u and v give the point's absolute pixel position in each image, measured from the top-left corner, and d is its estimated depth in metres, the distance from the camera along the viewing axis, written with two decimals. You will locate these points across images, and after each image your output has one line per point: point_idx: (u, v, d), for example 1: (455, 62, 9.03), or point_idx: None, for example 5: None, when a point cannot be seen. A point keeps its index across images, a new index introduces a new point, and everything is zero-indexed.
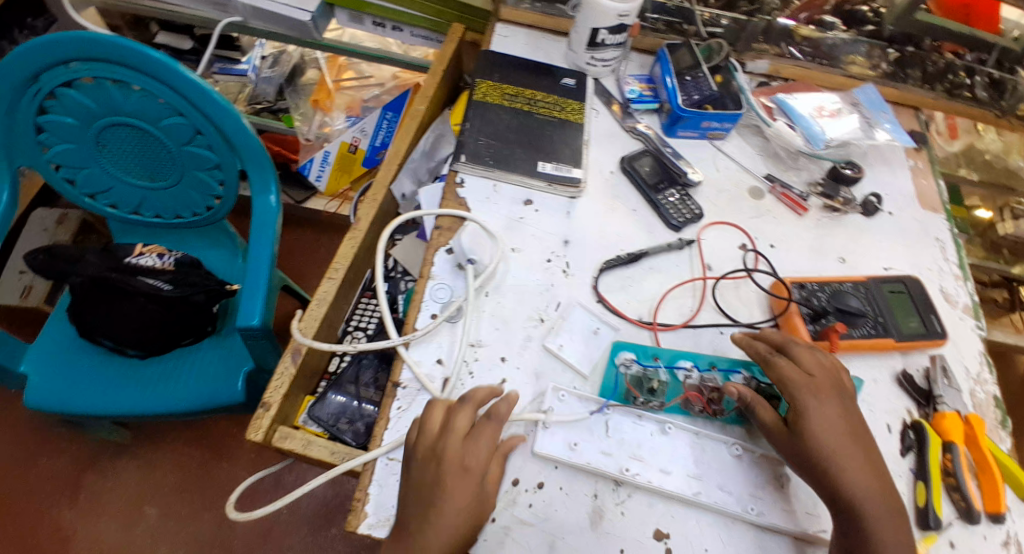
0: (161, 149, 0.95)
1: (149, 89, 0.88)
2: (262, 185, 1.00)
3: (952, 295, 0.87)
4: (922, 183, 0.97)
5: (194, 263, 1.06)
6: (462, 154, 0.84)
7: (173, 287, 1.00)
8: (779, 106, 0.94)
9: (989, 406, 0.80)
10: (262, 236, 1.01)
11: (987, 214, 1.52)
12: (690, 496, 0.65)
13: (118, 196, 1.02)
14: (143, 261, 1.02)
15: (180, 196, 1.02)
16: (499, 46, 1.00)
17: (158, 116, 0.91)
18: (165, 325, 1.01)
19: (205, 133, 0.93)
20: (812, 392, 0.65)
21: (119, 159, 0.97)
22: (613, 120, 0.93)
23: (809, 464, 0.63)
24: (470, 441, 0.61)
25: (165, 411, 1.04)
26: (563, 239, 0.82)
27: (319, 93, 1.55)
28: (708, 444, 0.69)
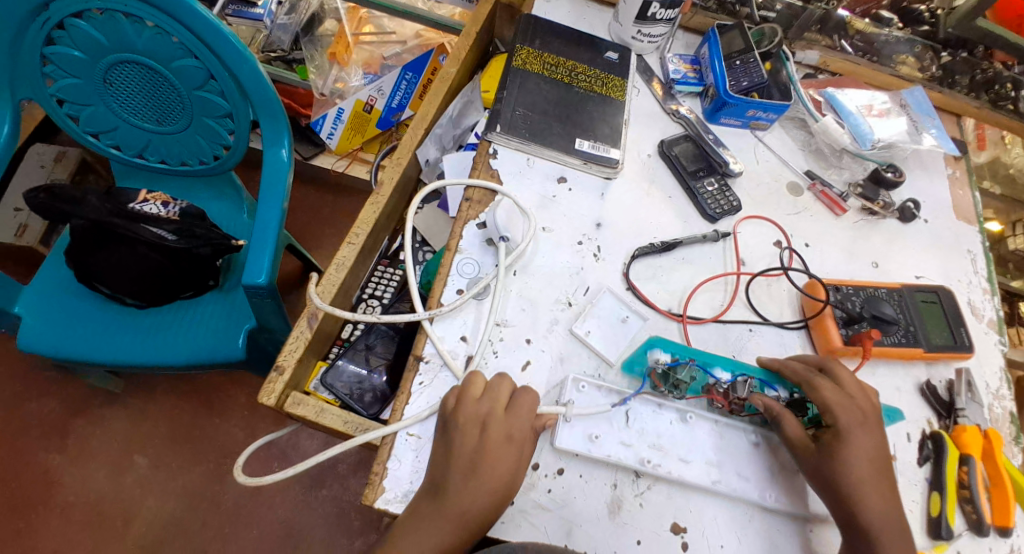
0: (171, 91, 0.90)
1: (163, 27, 0.83)
2: (275, 136, 0.96)
3: (978, 308, 0.85)
4: (958, 193, 0.94)
5: (201, 215, 1.01)
6: (497, 124, 0.81)
7: (178, 237, 0.96)
8: (828, 100, 0.91)
9: (1005, 421, 0.78)
10: (273, 192, 0.96)
11: (998, 227, 1.49)
12: (708, 485, 0.64)
13: (123, 138, 0.97)
14: (146, 209, 0.96)
15: (187, 142, 0.97)
16: (541, 11, 0.95)
17: (170, 56, 0.86)
18: (169, 276, 0.98)
19: (219, 78, 0.88)
20: (858, 421, 0.62)
21: (126, 99, 0.92)
22: (654, 100, 0.90)
23: (831, 486, 0.61)
24: (498, 424, 0.58)
25: (166, 363, 1.01)
26: (595, 220, 0.79)
27: (336, 45, 1.48)
28: (727, 433, 0.67)
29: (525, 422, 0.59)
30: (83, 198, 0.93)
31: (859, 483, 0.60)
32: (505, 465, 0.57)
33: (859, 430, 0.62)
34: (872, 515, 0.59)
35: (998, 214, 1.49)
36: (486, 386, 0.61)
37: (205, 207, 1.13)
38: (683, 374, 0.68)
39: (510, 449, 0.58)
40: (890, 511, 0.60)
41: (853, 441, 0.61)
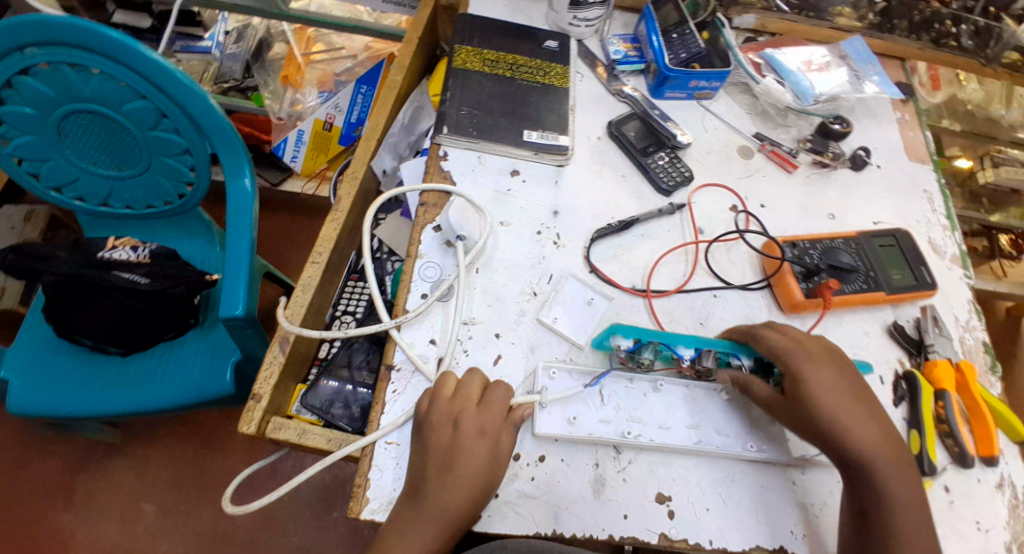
0: (126, 135, 0.90)
1: (109, 73, 0.83)
2: (235, 168, 0.96)
3: (940, 245, 0.87)
4: (909, 135, 0.96)
5: (172, 254, 1.02)
6: (444, 126, 0.81)
7: (151, 280, 0.96)
8: (768, 61, 0.92)
9: (978, 352, 0.80)
10: (240, 223, 0.97)
11: (967, 163, 1.60)
12: (691, 446, 0.65)
13: (86, 189, 0.97)
14: (116, 256, 0.97)
15: (149, 184, 0.97)
16: (477, 9, 0.95)
17: (119, 100, 0.86)
18: (148, 319, 0.99)
19: (171, 116, 0.88)
20: (808, 359, 0.63)
21: (83, 148, 0.92)
22: (598, 84, 0.91)
23: (810, 428, 0.62)
24: (468, 419, 0.60)
25: (153, 408, 1.01)
26: (552, 209, 0.80)
27: (288, 68, 1.49)
28: (701, 394, 0.69)
29: (496, 414, 0.61)
30: (52, 254, 0.93)
31: (832, 419, 0.61)
32: (479, 458, 0.59)
33: (816, 366, 0.63)
34: (853, 441, 0.60)
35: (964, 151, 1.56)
36: (456, 384, 0.62)
37: (176, 248, 1.13)
38: (647, 353, 0.68)
39: (484, 443, 0.59)
40: (877, 439, 0.60)
41: (811, 380, 0.62)
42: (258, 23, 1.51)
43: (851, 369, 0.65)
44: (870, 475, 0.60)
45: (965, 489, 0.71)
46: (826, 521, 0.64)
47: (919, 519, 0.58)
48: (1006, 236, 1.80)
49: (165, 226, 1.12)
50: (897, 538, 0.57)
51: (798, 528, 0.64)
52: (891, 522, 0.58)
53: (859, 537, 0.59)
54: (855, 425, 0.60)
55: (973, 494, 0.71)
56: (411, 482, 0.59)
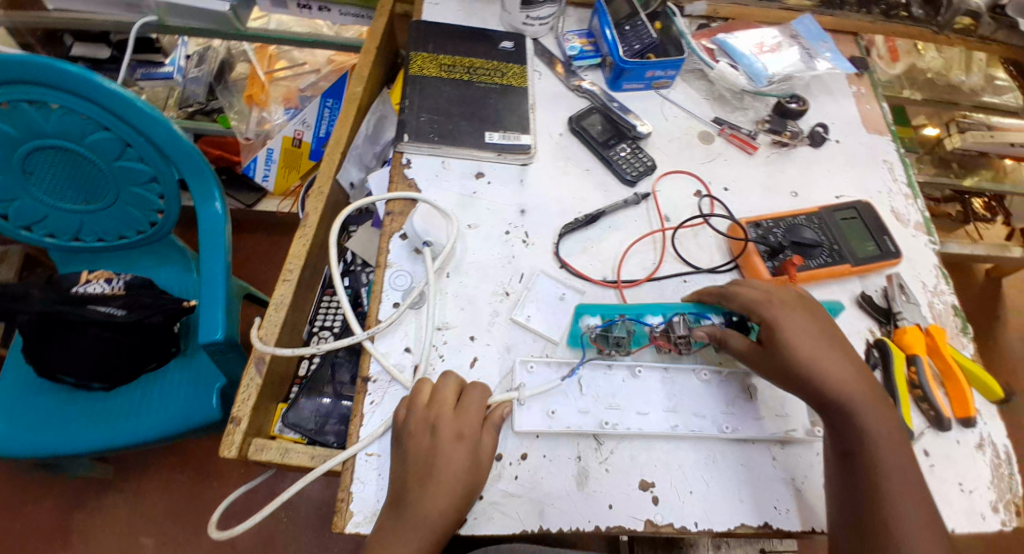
0: (92, 168, 0.90)
1: (69, 107, 0.83)
2: (204, 194, 0.96)
3: (903, 214, 0.88)
4: (866, 108, 0.97)
5: (147, 282, 1.03)
6: (405, 133, 0.81)
7: (127, 312, 0.95)
8: (720, 46, 0.93)
9: (949, 315, 0.81)
10: (212, 246, 0.97)
11: (934, 131, 1.65)
12: (669, 431, 0.66)
13: (55, 225, 0.96)
14: (91, 289, 0.98)
15: (119, 216, 0.96)
16: (430, 15, 0.95)
17: (81, 133, 0.86)
18: (127, 352, 0.98)
19: (135, 145, 0.88)
20: (780, 306, 0.65)
21: (49, 185, 0.91)
22: (556, 80, 0.92)
23: (788, 376, 0.63)
24: (446, 422, 0.60)
25: (138, 441, 1.00)
26: (519, 208, 0.80)
27: (251, 87, 1.48)
28: (679, 377, 0.69)
29: (473, 418, 0.62)
30: (26, 292, 0.91)
31: (810, 363, 0.62)
32: (459, 462, 0.59)
33: (788, 312, 0.65)
34: (830, 378, 0.62)
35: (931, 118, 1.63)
36: (429, 390, 0.63)
37: (152, 277, 1.12)
38: (620, 330, 0.69)
39: (462, 447, 0.60)
40: (857, 383, 0.62)
41: (787, 325, 0.64)
42: (219, 46, 1.51)
43: (822, 314, 0.66)
44: (848, 413, 0.61)
45: (945, 451, 0.73)
46: (810, 494, 0.65)
47: (900, 452, 0.60)
48: (978, 199, 1.84)
49: (141, 256, 1.11)
50: (880, 472, 0.59)
51: (781, 502, 0.65)
52: (874, 460, 0.60)
53: (845, 475, 0.61)
54: (830, 368, 0.62)
55: (953, 456, 0.73)
56: (393, 491, 0.59)
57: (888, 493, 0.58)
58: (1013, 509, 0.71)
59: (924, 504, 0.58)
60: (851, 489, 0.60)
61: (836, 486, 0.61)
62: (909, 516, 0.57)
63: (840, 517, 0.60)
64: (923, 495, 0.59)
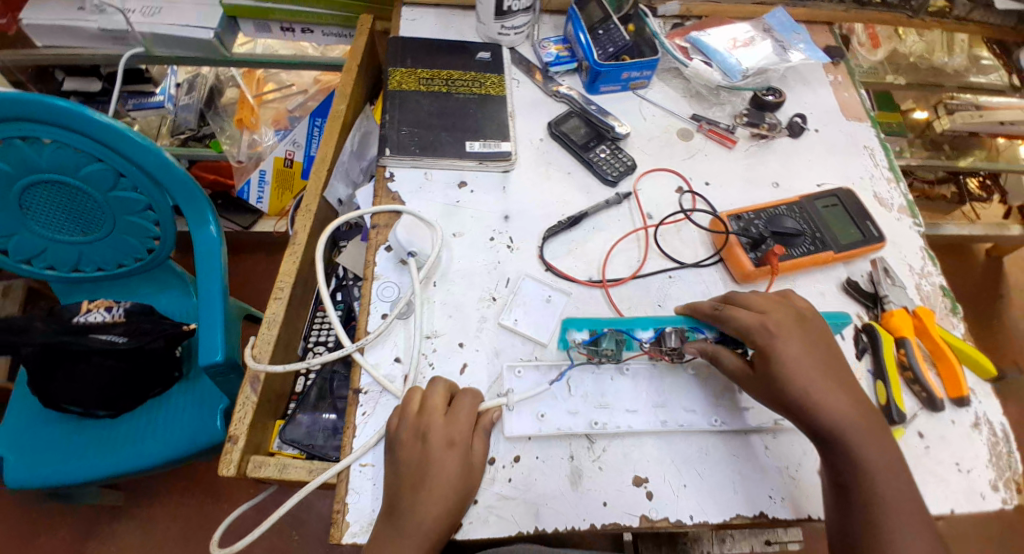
0: (88, 199, 0.91)
1: (63, 140, 0.84)
2: (198, 218, 0.97)
3: (886, 198, 0.89)
4: (844, 96, 0.98)
5: (146, 308, 1.02)
6: (387, 147, 0.82)
7: (128, 338, 0.97)
8: (694, 44, 0.94)
9: (937, 296, 0.81)
10: (209, 269, 0.98)
11: (924, 115, 1.65)
12: (659, 427, 0.66)
13: (55, 257, 0.98)
14: (91, 318, 0.97)
15: (116, 244, 0.98)
16: (408, 30, 0.97)
17: (75, 166, 0.88)
18: (129, 379, 0.99)
19: (129, 174, 0.89)
20: (774, 331, 0.63)
21: (47, 218, 0.92)
22: (535, 88, 0.93)
23: (780, 402, 0.61)
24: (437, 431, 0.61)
25: (144, 466, 1.01)
26: (503, 214, 0.81)
27: (241, 111, 1.51)
28: (667, 371, 0.70)
29: (464, 425, 0.63)
30: (29, 325, 0.91)
31: (803, 390, 0.60)
32: (452, 470, 0.60)
33: (785, 336, 0.63)
34: (823, 406, 0.60)
35: (919, 102, 1.63)
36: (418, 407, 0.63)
37: (153, 303, 1.13)
38: (608, 343, 0.68)
39: (453, 455, 0.61)
40: (851, 410, 0.60)
41: (781, 350, 0.62)
42: (207, 72, 1.53)
43: (817, 334, 0.64)
44: (844, 443, 0.59)
45: (940, 433, 0.73)
46: (804, 481, 0.66)
47: (899, 485, 0.58)
48: (974, 179, 1.84)
49: (141, 282, 1.13)
50: (875, 502, 0.57)
51: (777, 492, 0.65)
52: (869, 490, 0.58)
53: (841, 508, 0.59)
54: (824, 396, 0.60)
55: (949, 437, 0.73)
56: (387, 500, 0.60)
57: (889, 529, 0.56)
58: (1014, 487, 0.71)
59: (922, 531, 0.57)
60: (849, 527, 0.58)
61: (837, 526, 0.60)
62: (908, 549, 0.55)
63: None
64: (926, 527, 0.57)
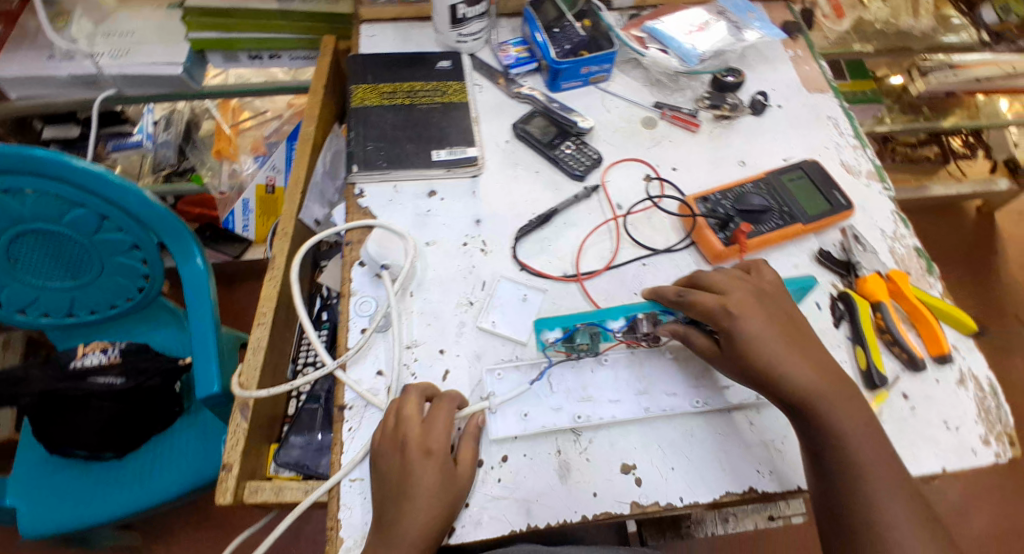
0: (75, 244, 0.92)
1: (43, 189, 0.85)
2: (184, 252, 0.97)
3: (853, 165, 0.89)
4: (805, 69, 0.99)
5: (141, 346, 1.04)
6: (354, 164, 0.83)
7: (126, 378, 0.99)
8: (650, 34, 0.95)
9: (912, 258, 0.82)
10: (200, 302, 0.99)
11: (899, 80, 1.65)
12: (641, 415, 0.67)
13: (48, 305, 0.99)
14: (89, 361, 0.99)
15: (108, 286, 0.99)
16: (367, 47, 0.98)
17: (59, 213, 0.89)
18: (129, 420, 0.99)
19: (112, 216, 0.90)
20: (739, 307, 0.64)
21: (37, 267, 0.94)
22: (498, 91, 0.94)
23: (750, 377, 0.63)
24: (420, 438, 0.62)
25: (154, 502, 1.01)
26: (474, 219, 0.82)
27: (219, 142, 1.52)
28: (645, 358, 0.71)
29: (441, 433, 0.62)
30: (24, 375, 0.93)
31: (771, 363, 0.61)
32: (433, 478, 0.61)
33: (747, 316, 0.63)
34: (791, 378, 0.61)
35: (892, 68, 1.63)
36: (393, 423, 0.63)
37: (148, 340, 1.14)
38: (583, 338, 0.69)
39: (433, 463, 0.61)
40: (818, 379, 0.61)
41: (745, 329, 0.62)
42: (183, 107, 1.54)
43: (777, 306, 0.66)
44: (815, 413, 0.60)
45: (926, 393, 0.73)
46: (790, 453, 0.66)
47: (877, 454, 0.59)
48: (957, 138, 1.84)
49: (134, 322, 1.13)
50: (851, 467, 0.58)
51: (764, 465, 0.66)
52: (845, 456, 0.59)
53: (821, 476, 0.60)
54: (793, 368, 0.61)
55: (936, 396, 0.73)
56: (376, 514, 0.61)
57: (875, 498, 0.57)
58: (1006, 440, 0.71)
59: (904, 493, 0.57)
60: (835, 499, 0.59)
61: (822, 500, 0.60)
62: (896, 516, 0.56)
63: (827, 524, 0.59)
64: (909, 491, 0.58)
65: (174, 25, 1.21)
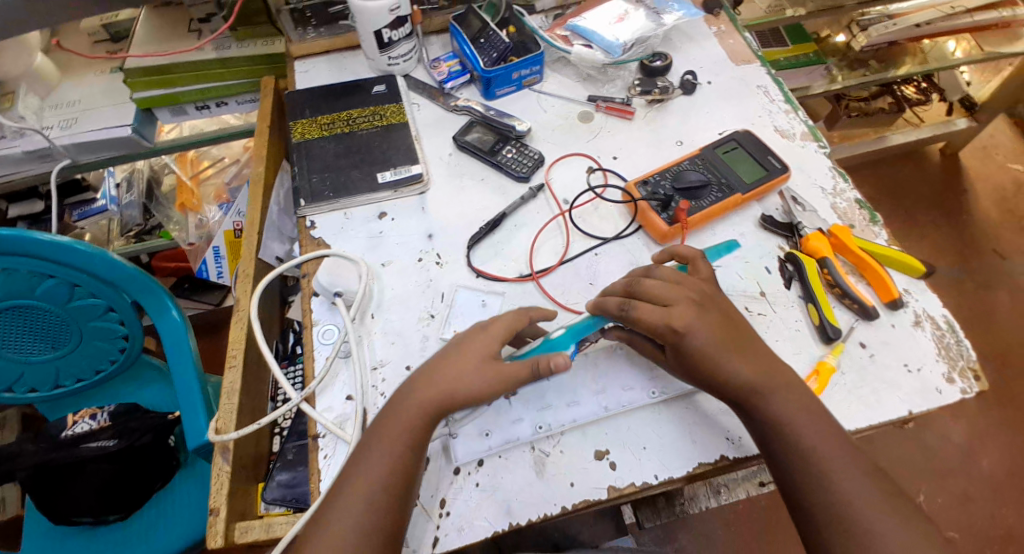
0: (50, 316, 0.93)
1: (11, 266, 0.85)
2: (158, 306, 0.97)
3: (788, 129, 0.91)
4: (730, 42, 1.02)
5: (130, 407, 1.03)
6: (301, 199, 0.85)
7: (118, 439, 1.00)
8: (573, 31, 0.97)
9: (855, 210, 0.84)
10: (180, 354, 0.99)
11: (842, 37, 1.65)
12: (600, 414, 0.69)
13: (34, 379, 0.99)
14: (79, 428, 1.00)
15: (89, 351, 0.99)
16: (304, 82, 1.00)
17: (30, 286, 0.89)
18: (128, 480, 0.98)
19: (82, 283, 0.90)
20: (680, 300, 0.66)
21: (15, 344, 0.93)
22: (435, 107, 0.96)
23: (697, 371, 0.65)
24: (399, 467, 0.62)
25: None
26: (427, 234, 0.84)
27: (182, 196, 1.53)
28: (596, 358, 0.73)
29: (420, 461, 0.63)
30: (18, 450, 0.96)
31: (713, 359, 0.64)
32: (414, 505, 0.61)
33: (690, 324, 0.65)
34: (734, 371, 0.63)
35: (833, 26, 1.65)
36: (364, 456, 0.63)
37: (137, 399, 1.12)
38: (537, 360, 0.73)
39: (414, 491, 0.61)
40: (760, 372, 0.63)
41: (686, 337, 0.65)
42: (142, 166, 1.55)
43: (715, 308, 0.67)
44: (759, 403, 0.63)
45: (884, 339, 0.75)
46: None
47: (826, 441, 0.61)
48: (910, 86, 1.82)
49: (119, 382, 1.12)
50: (805, 450, 0.61)
51: (731, 433, 0.68)
52: (794, 438, 0.61)
53: (779, 463, 0.62)
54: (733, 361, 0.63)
55: (894, 341, 0.75)
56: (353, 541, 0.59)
57: (837, 477, 0.59)
58: (970, 375, 0.73)
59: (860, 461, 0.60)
60: (798, 484, 0.61)
61: (785, 485, 0.62)
62: (847, 494, 0.59)
63: (792, 503, 0.62)
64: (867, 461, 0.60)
65: (119, 86, 1.21)
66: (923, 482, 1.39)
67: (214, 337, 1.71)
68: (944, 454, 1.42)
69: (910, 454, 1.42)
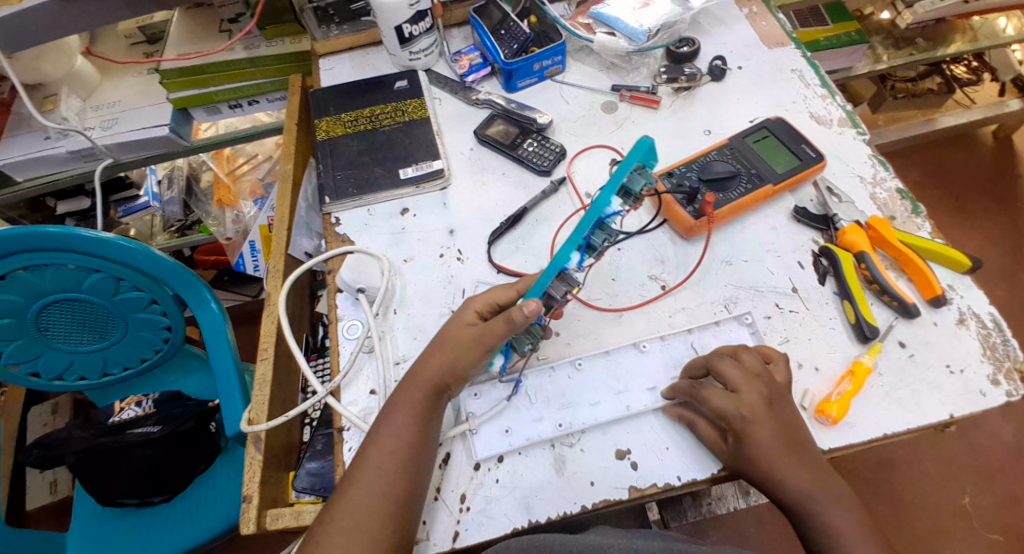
0: (97, 308, 0.96)
1: (57, 261, 0.88)
2: (198, 298, 1.00)
3: (823, 116, 0.88)
4: (762, 25, 0.98)
5: (173, 395, 1.07)
6: (326, 196, 0.86)
7: (162, 426, 1.03)
8: (597, 18, 0.94)
9: (896, 201, 0.80)
10: (218, 345, 1.02)
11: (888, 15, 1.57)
12: (622, 414, 0.68)
13: (83, 368, 1.03)
14: (126, 415, 1.05)
15: (135, 342, 1.03)
16: (328, 80, 1.01)
17: (78, 280, 0.92)
18: (171, 466, 1.02)
19: (126, 277, 0.93)
20: None
21: (66, 335, 0.97)
22: (457, 101, 0.95)
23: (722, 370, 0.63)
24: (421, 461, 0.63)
25: (207, 537, 1.03)
26: (448, 229, 0.84)
27: (220, 192, 1.55)
28: (618, 357, 0.72)
29: None
30: (69, 435, 1.01)
31: None
32: None
33: None
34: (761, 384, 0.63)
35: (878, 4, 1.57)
36: (384, 450, 0.63)
37: (178, 387, 1.16)
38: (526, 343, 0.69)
39: None
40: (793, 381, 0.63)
41: None
42: (182, 163, 1.57)
43: None
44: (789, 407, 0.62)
45: (924, 338, 0.71)
46: None
47: (814, 457, 0.61)
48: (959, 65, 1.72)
49: (164, 373, 1.17)
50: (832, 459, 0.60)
51: None
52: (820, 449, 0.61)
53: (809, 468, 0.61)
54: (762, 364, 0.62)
55: (935, 341, 0.71)
56: (373, 545, 0.59)
57: None
58: (1018, 377, 0.68)
59: None
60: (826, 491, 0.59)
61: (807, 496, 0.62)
62: None
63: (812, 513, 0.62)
64: None
65: (157, 87, 1.25)
66: (969, 482, 1.33)
67: (251, 328, 1.76)
68: (992, 453, 1.35)
69: (955, 453, 1.36)
